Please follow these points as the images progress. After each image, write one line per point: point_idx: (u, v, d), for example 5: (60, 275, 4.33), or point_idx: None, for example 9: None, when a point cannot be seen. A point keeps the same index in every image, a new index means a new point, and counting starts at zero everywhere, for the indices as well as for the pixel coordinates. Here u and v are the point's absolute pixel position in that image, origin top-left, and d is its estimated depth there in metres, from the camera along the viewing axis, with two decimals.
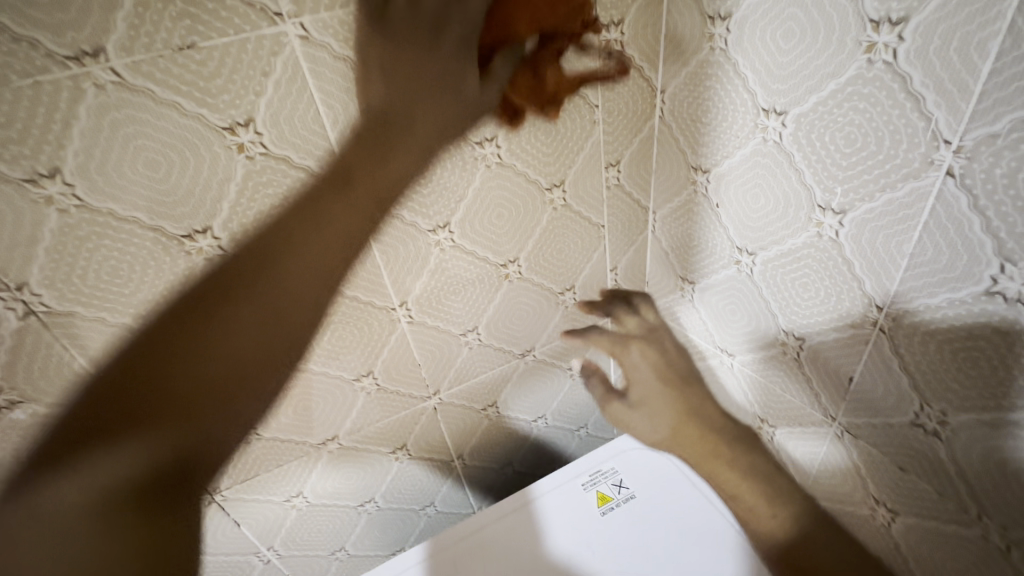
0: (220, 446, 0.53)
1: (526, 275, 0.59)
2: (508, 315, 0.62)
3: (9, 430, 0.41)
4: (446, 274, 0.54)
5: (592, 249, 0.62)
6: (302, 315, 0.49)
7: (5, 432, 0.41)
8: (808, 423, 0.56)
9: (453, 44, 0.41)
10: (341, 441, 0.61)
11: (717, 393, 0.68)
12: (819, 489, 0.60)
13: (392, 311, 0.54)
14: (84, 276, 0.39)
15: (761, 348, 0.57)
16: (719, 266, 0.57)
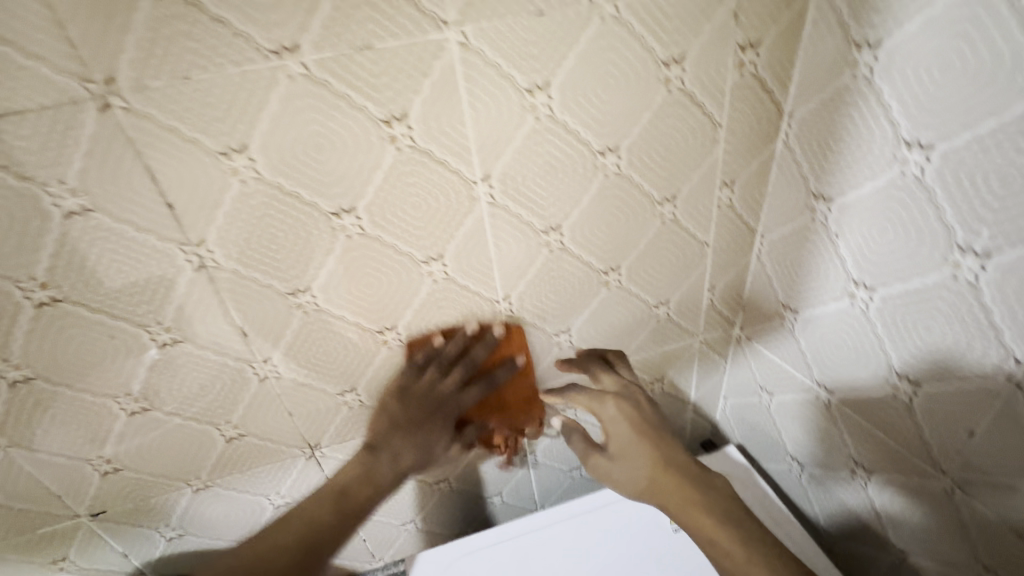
0: (325, 402, 0.58)
1: (625, 284, 0.60)
2: (600, 321, 0.63)
3: (153, 365, 0.49)
4: (552, 273, 0.57)
5: (692, 266, 0.62)
6: (416, 293, 0.53)
7: (154, 365, 0.49)
8: (911, 475, 0.52)
9: (586, 55, 0.44)
10: None
11: (805, 430, 0.65)
12: (915, 546, 0.55)
13: (494, 303, 0.57)
14: (248, 241, 0.45)
15: (865, 390, 0.54)
16: (828, 297, 0.55)
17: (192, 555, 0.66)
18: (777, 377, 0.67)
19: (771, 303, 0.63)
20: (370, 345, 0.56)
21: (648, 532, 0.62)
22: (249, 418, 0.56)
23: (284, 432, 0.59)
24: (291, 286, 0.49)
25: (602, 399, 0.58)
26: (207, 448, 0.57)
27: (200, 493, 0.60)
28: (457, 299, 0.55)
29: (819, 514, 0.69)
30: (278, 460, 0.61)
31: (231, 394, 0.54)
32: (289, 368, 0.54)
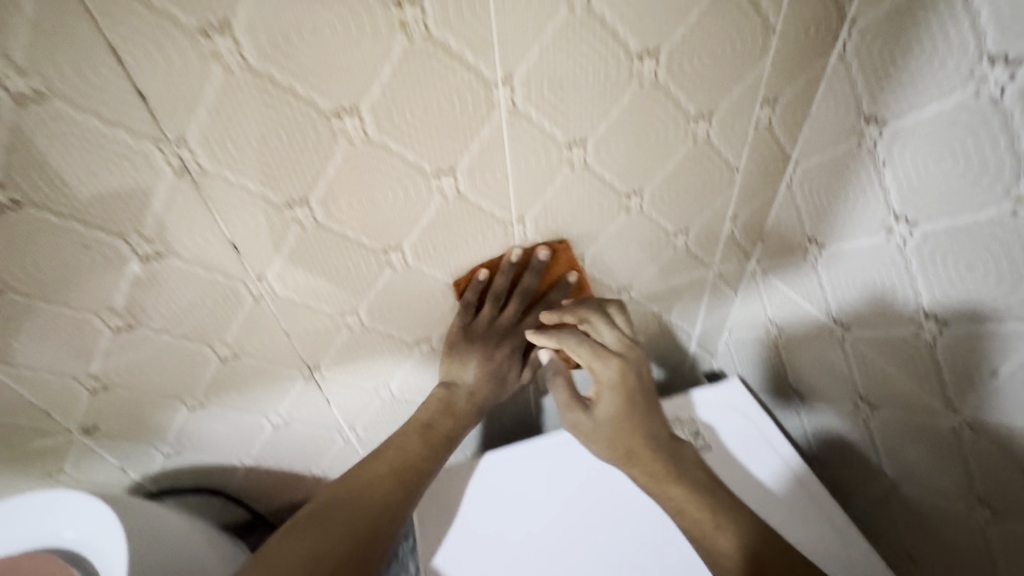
0: (323, 323, 0.55)
1: (646, 209, 0.56)
2: (616, 249, 0.60)
3: (136, 281, 0.45)
4: (570, 194, 0.52)
5: (718, 193, 0.58)
6: (423, 208, 0.48)
7: (137, 279, 0.45)
8: (919, 412, 0.52)
9: None
10: (433, 342, 0.63)
11: (812, 365, 0.65)
12: (908, 477, 0.56)
13: (508, 226, 0.53)
14: (236, 144, 0.39)
15: (885, 327, 0.53)
16: (862, 231, 0.52)
17: (191, 470, 0.66)
18: (790, 312, 0.65)
19: (796, 236, 0.60)
20: (374, 265, 0.52)
21: (622, 473, 0.59)
22: (245, 338, 0.53)
23: (283, 353, 0.56)
24: (286, 196, 0.44)
25: (604, 359, 0.58)
26: (201, 366, 0.54)
27: (196, 411, 0.59)
28: (468, 219, 0.51)
29: (816, 444, 0.70)
30: (277, 381, 0.59)
31: (225, 312, 0.50)
32: (285, 287, 0.51)
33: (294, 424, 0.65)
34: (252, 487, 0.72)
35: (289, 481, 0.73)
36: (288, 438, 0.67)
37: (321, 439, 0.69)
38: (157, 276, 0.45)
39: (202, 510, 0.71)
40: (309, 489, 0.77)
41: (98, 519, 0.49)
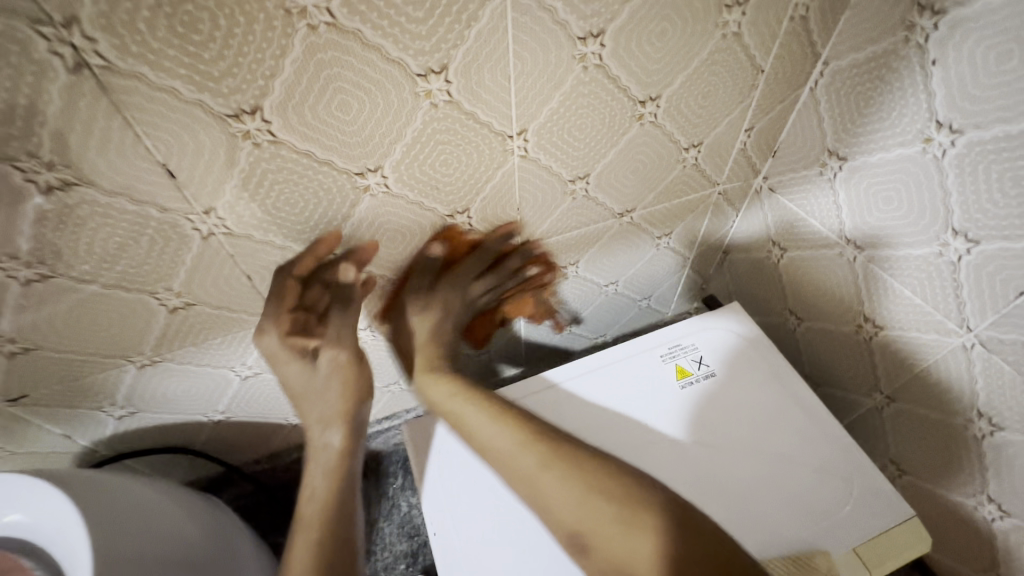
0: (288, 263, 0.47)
1: (660, 120, 0.49)
2: (622, 168, 0.53)
3: (42, 220, 0.34)
4: (579, 102, 0.44)
5: (739, 100, 0.51)
6: (406, 121, 0.39)
7: (44, 218, 0.34)
8: (926, 332, 0.51)
9: None
10: (418, 280, 0.56)
11: (812, 285, 0.63)
12: (904, 392, 0.57)
13: (506, 141, 0.44)
14: (150, 30, 0.28)
15: (907, 244, 0.50)
16: (895, 143, 0.47)
17: (150, 431, 0.59)
18: (797, 231, 0.61)
19: (812, 149, 0.55)
20: (348, 192, 0.43)
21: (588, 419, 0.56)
22: (196, 284, 0.45)
23: (244, 298, 0.48)
24: (233, 106, 0.34)
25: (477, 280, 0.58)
26: (145, 319, 0.45)
27: (147, 369, 0.51)
28: (460, 134, 0.42)
29: (804, 363, 0.70)
30: (240, 329, 0.51)
31: (169, 254, 0.41)
32: (240, 221, 0.41)
33: (264, 373, 0.58)
34: (222, 442, 0.66)
35: (263, 432, 0.68)
36: (259, 389, 0.60)
37: None
38: (70, 214, 0.35)
39: (169, 468, 0.65)
40: (287, 439, 0.71)
41: (38, 496, 0.41)
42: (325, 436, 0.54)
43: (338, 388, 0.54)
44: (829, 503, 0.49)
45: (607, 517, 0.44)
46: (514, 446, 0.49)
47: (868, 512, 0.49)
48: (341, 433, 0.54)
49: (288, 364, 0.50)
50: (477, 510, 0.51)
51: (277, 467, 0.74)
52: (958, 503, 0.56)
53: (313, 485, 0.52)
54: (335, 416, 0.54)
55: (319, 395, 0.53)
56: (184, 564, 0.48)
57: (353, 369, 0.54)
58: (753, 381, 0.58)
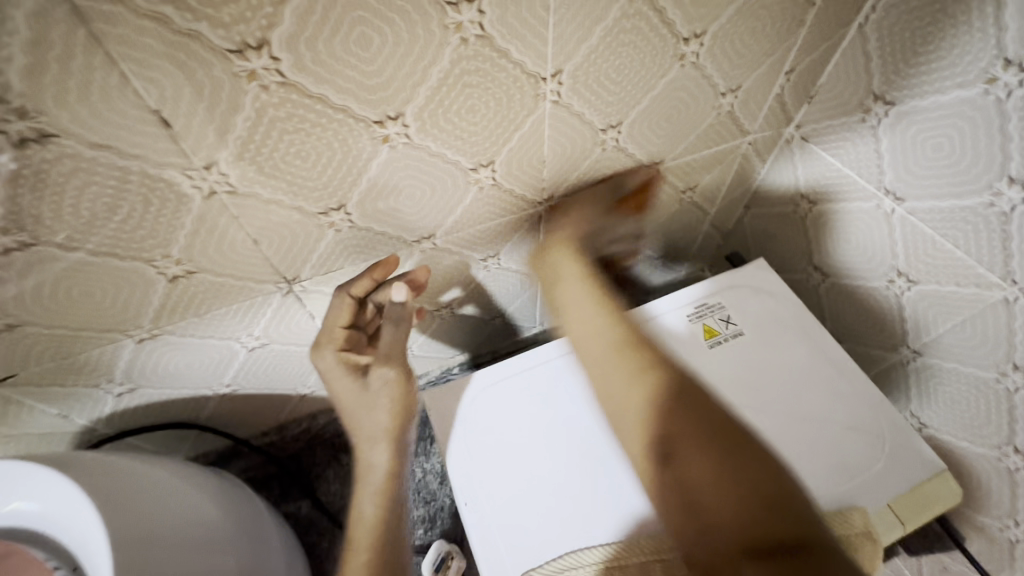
0: (298, 225, 0.42)
1: (701, 60, 0.45)
2: (656, 114, 0.49)
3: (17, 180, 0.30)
4: (620, 39, 0.39)
5: (784, 37, 0.47)
6: (431, 60, 0.34)
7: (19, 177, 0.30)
8: (966, 286, 0.49)
9: None
10: (436, 241, 0.52)
11: (842, 240, 0.60)
12: (934, 347, 0.56)
13: (539, 84, 0.40)
14: None
15: (951, 196, 0.47)
16: (953, 83, 0.44)
17: (153, 407, 0.55)
18: (830, 183, 0.58)
19: (856, 92, 0.51)
20: (365, 144, 0.38)
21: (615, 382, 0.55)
22: (198, 250, 0.40)
23: (250, 264, 0.44)
24: (235, 40, 0.29)
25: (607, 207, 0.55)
26: (143, 290, 0.41)
27: (146, 343, 0.47)
28: (491, 75, 0.37)
29: (826, 318, 0.69)
30: (246, 298, 0.47)
31: (167, 217, 0.37)
32: (244, 178, 0.37)
33: (272, 344, 0.55)
34: (229, 416, 0.63)
35: (272, 404, 0.64)
36: (266, 361, 0.57)
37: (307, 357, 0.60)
38: (50, 171, 0.30)
39: (175, 444, 0.62)
40: (296, 409, 0.68)
41: (43, 483, 0.38)
42: (372, 455, 0.52)
43: (392, 402, 0.52)
44: (866, 457, 0.49)
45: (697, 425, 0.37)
46: (610, 338, 0.46)
47: (901, 468, 0.49)
48: (388, 451, 0.52)
49: (341, 379, 0.52)
50: (488, 480, 0.51)
51: (286, 438, 0.71)
52: (981, 456, 0.56)
53: (364, 508, 0.50)
54: (382, 433, 0.52)
55: (370, 409, 0.52)
56: (203, 547, 0.46)
57: (405, 386, 0.53)
58: (779, 340, 0.57)
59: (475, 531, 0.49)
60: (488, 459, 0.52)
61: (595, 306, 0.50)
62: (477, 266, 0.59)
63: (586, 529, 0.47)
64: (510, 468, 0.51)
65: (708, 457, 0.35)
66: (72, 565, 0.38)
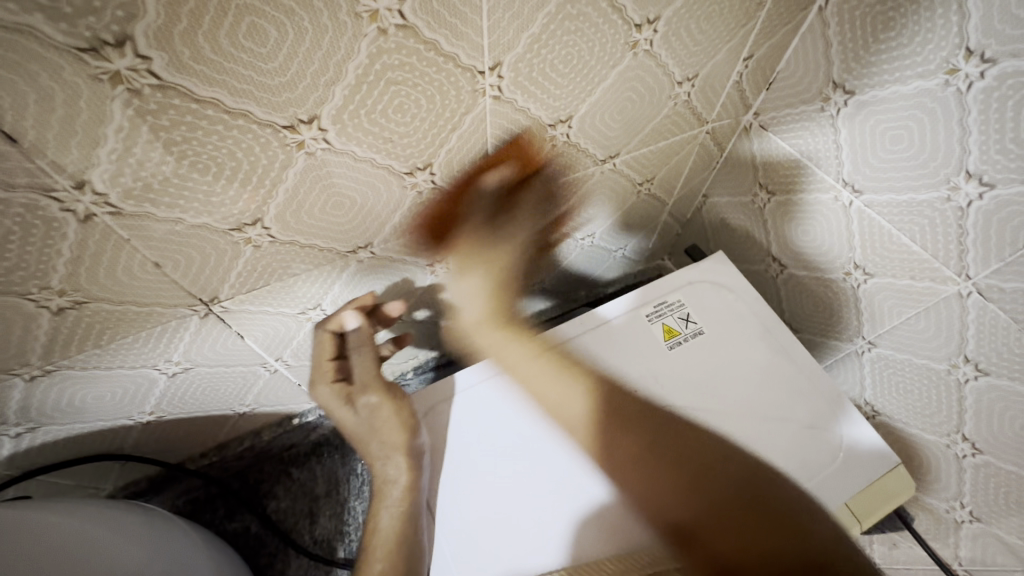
0: (207, 242, 0.37)
1: (656, 48, 0.41)
2: (608, 108, 0.45)
3: None
4: (565, 27, 0.35)
5: (740, 26, 0.44)
6: (344, 55, 0.29)
7: None
8: (921, 279, 0.49)
9: None
10: (374, 250, 0.47)
11: (802, 231, 0.59)
12: (889, 337, 0.56)
13: (476, 78, 0.35)
14: None
15: (910, 190, 0.46)
16: (912, 74, 0.41)
17: (64, 442, 0.50)
18: (790, 172, 0.56)
19: (814, 81, 0.49)
20: (277, 151, 0.33)
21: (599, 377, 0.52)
22: (85, 277, 0.34)
23: (154, 288, 0.38)
24: (85, 35, 0.23)
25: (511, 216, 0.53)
26: (24, 325, 0.35)
27: (40, 380, 0.41)
28: (419, 70, 0.32)
29: (786, 308, 0.69)
30: (156, 325, 0.42)
31: (37, 245, 0.31)
32: (130, 197, 0.31)
33: (199, 367, 0.49)
34: (157, 442, 0.57)
35: (206, 426, 0.59)
36: (193, 385, 0.51)
37: (240, 377, 0.55)
38: None
39: (98, 476, 0.56)
40: (236, 428, 0.63)
41: None
42: (386, 469, 0.47)
43: (392, 421, 0.49)
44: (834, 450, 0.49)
45: (702, 508, 0.43)
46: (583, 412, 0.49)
47: (858, 469, 0.48)
48: (403, 465, 0.47)
49: (338, 410, 0.50)
50: (450, 497, 0.47)
51: (228, 458, 0.66)
52: (930, 442, 0.57)
53: (378, 521, 0.46)
54: (395, 449, 0.47)
55: (369, 434, 0.49)
56: None
57: (396, 404, 0.50)
58: (745, 335, 0.56)
59: (448, 545, 0.45)
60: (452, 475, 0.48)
61: (535, 355, 0.54)
62: (423, 272, 0.55)
63: (546, 543, 0.44)
64: (473, 483, 0.47)
65: (729, 522, 0.42)
66: None
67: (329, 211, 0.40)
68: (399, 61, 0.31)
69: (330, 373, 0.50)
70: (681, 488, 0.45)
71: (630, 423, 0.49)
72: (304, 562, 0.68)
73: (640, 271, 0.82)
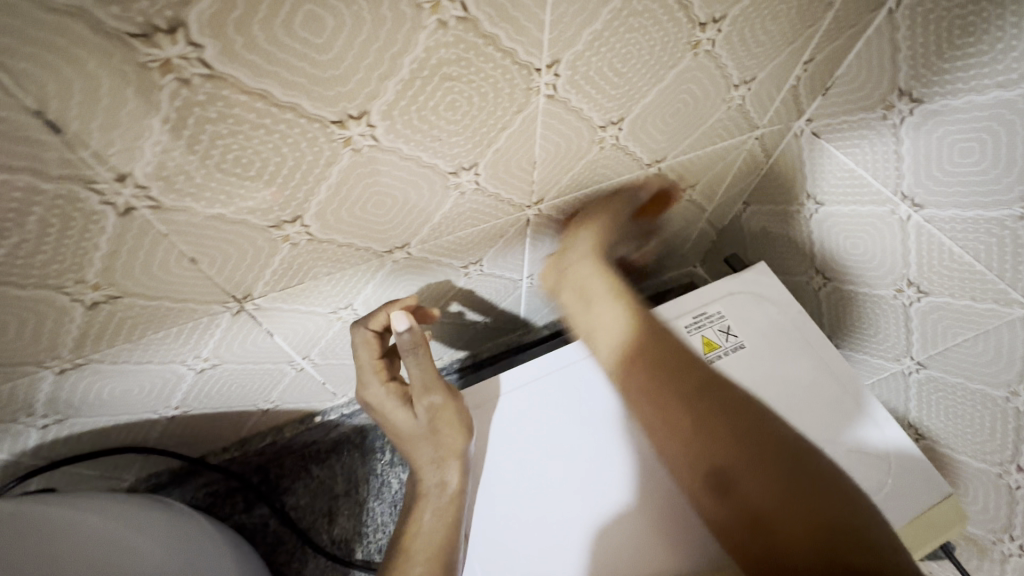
0: (245, 238, 0.35)
1: (717, 48, 0.39)
2: (661, 110, 0.43)
3: None
4: (627, 26, 0.33)
5: (806, 26, 0.41)
6: (400, 50, 0.28)
7: None
8: (984, 301, 0.46)
9: None
10: (411, 251, 0.46)
11: (851, 243, 0.56)
12: (941, 359, 0.53)
13: (532, 76, 0.33)
14: None
15: (977, 208, 0.43)
16: (992, 83, 0.39)
17: (88, 434, 0.49)
18: (843, 181, 0.54)
19: (878, 87, 0.46)
20: (323, 147, 0.31)
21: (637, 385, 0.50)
22: (121, 271, 0.33)
23: (189, 284, 0.37)
24: (139, 22, 0.22)
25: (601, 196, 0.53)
26: (56, 319, 0.34)
27: (69, 373, 0.40)
28: (475, 66, 0.31)
29: (826, 322, 0.66)
30: (188, 321, 0.41)
31: (73, 239, 0.30)
32: (171, 191, 0.30)
33: (229, 363, 0.48)
34: (180, 436, 0.57)
35: (229, 421, 0.58)
36: (220, 381, 0.50)
37: (267, 373, 0.54)
38: None
39: (120, 468, 0.56)
40: (259, 424, 0.62)
41: None
42: (440, 474, 0.47)
43: (452, 424, 0.48)
44: (884, 474, 0.47)
45: (749, 456, 0.36)
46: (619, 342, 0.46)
47: (907, 494, 0.46)
48: (455, 469, 0.46)
49: (396, 411, 0.49)
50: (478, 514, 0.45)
51: (249, 453, 0.65)
52: (979, 469, 0.55)
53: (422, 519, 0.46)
54: (451, 453, 0.47)
55: (422, 437, 0.48)
56: None
57: (451, 408, 0.48)
58: (787, 351, 0.53)
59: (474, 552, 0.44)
60: (482, 488, 0.46)
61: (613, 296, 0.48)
62: (457, 274, 0.54)
63: (572, 554, 0.43)
64: (501, 497, 0.46)
65: (778, 485, 0.35)
66: None
67: (370, 210, 0.38)
68: (455, 56, 0.30)
69: (383, 372, 0.50)
70: (734, 443, 0.37)
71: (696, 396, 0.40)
72: (321, 562, 0.67)
73: (671, 278, 0.80)
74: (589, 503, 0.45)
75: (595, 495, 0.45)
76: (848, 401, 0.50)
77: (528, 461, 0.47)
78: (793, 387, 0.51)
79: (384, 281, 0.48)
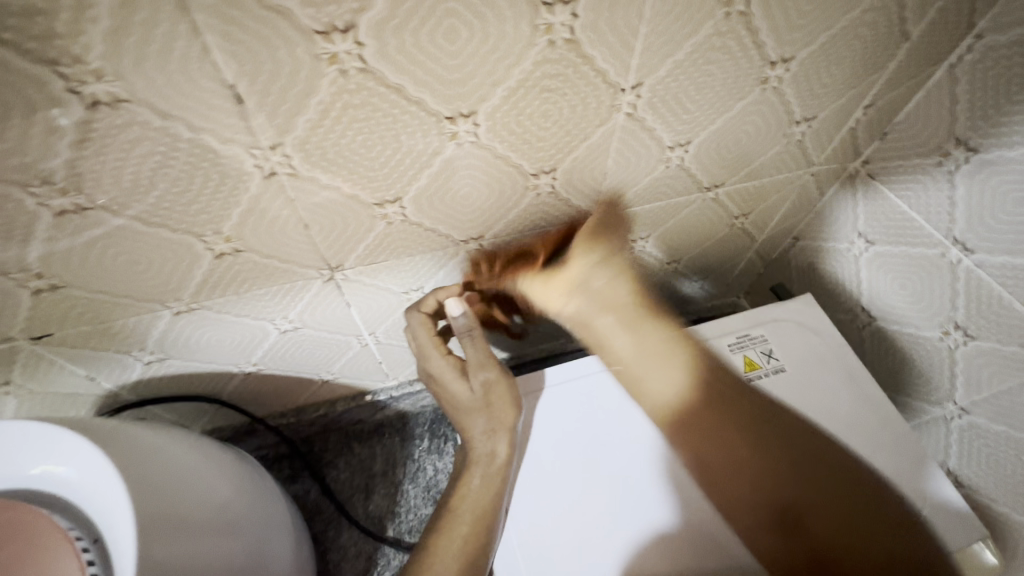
0: (352, 212, 0.41)
1: (784, 87, 0.43)
2: (726, 138, 0.47)
3: (94, 136, 0.29)
4: (705, 61, 0.38)
5: (867, 74, 0.45)
6: (513, 61, 0.33)
7: (90, 137, 0.29)
8: None
9: None
10: (483, 243, 0.51)
11: (898, 284, 0.58)
12: (986, 405, 0.54)
13: (617, 95, 0.38)
14: None
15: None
16: None
17: (180, 377, 0.55)
18: (895, 224, 0.56)
19: (935, 135, 0.49)
20: (433, 139, 0.37)
21: None
22: (249, 228, 0.39)
23: (298, 247, 0.43)
24: (323, 20, 0.28)
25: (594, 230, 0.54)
26: (188, 263, 0.40)
27: (183, 316, 0.46)
28: (571, 81, 0.36)
29: (868, 361, 0.67)
30: (288, 281, 0.46)
31: (222, 192, 0.36)
32: (306, 162, 0.36)
33: (308, 329, 0.54)
34: (251, 394, 0.62)
35: (295, 386, 0.64)
36: (297, 344, 0.56)
37: (336, 344, 0.59)
38: (122, 135, 0.29)
39: (196, 415, 0.62)
40: (317, 394, 0.67)
41: (93, 464, 0.36)
42: (489, 443, 0.51)
43: (504, 398, 0.52)
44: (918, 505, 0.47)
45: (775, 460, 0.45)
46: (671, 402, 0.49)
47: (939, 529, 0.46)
48: (505, 440, 0.50)
49: (453, 381, 0.54)
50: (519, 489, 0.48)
51: (303, 421, 0.70)
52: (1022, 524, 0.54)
53: (470, 485, 0.50)
54: (502, 425, 0.51)
55: (471, 410, 0.53)
56: (215, 533, 0.44)
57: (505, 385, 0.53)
58: (826, 379, 0.55)
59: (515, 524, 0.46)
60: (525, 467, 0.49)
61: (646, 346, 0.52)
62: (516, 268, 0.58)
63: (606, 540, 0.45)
64: (541, 479, 0.49)
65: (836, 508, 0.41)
66: (94, 536, 0.36)
67: (459, 200, 0.44)
68: (557, 70, 0.35)
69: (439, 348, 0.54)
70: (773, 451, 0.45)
71: (752, 428, 0.46)
72: (354, 534, 0.71)
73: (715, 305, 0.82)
74: (625, 495, 0.47)
75: (632, 488, 0.48)
76: (885, 432, 0.52)
77: (570, 448, 0.50)
78: (833, 415, 0.53)
79: (454, 269, 0.53)
